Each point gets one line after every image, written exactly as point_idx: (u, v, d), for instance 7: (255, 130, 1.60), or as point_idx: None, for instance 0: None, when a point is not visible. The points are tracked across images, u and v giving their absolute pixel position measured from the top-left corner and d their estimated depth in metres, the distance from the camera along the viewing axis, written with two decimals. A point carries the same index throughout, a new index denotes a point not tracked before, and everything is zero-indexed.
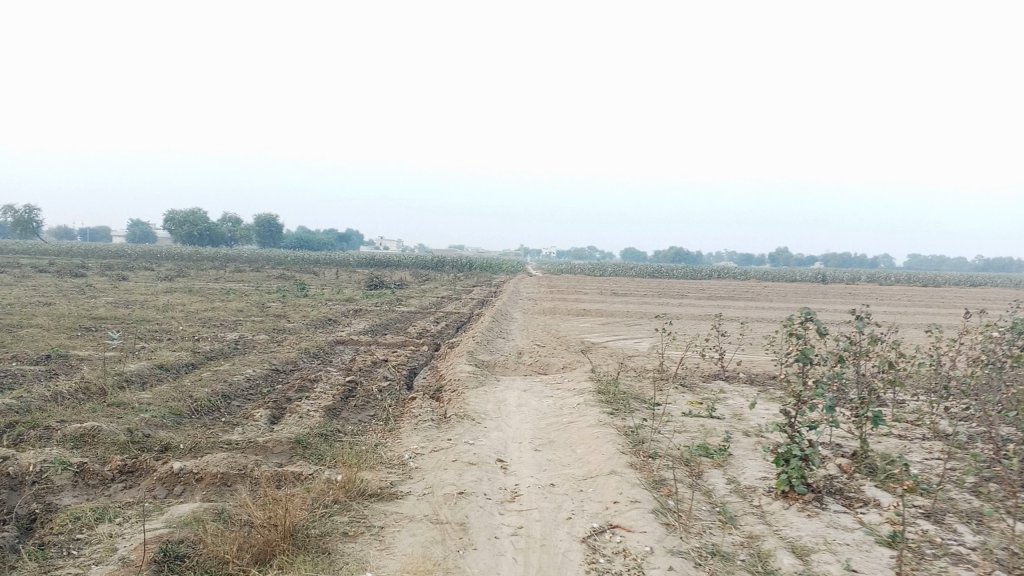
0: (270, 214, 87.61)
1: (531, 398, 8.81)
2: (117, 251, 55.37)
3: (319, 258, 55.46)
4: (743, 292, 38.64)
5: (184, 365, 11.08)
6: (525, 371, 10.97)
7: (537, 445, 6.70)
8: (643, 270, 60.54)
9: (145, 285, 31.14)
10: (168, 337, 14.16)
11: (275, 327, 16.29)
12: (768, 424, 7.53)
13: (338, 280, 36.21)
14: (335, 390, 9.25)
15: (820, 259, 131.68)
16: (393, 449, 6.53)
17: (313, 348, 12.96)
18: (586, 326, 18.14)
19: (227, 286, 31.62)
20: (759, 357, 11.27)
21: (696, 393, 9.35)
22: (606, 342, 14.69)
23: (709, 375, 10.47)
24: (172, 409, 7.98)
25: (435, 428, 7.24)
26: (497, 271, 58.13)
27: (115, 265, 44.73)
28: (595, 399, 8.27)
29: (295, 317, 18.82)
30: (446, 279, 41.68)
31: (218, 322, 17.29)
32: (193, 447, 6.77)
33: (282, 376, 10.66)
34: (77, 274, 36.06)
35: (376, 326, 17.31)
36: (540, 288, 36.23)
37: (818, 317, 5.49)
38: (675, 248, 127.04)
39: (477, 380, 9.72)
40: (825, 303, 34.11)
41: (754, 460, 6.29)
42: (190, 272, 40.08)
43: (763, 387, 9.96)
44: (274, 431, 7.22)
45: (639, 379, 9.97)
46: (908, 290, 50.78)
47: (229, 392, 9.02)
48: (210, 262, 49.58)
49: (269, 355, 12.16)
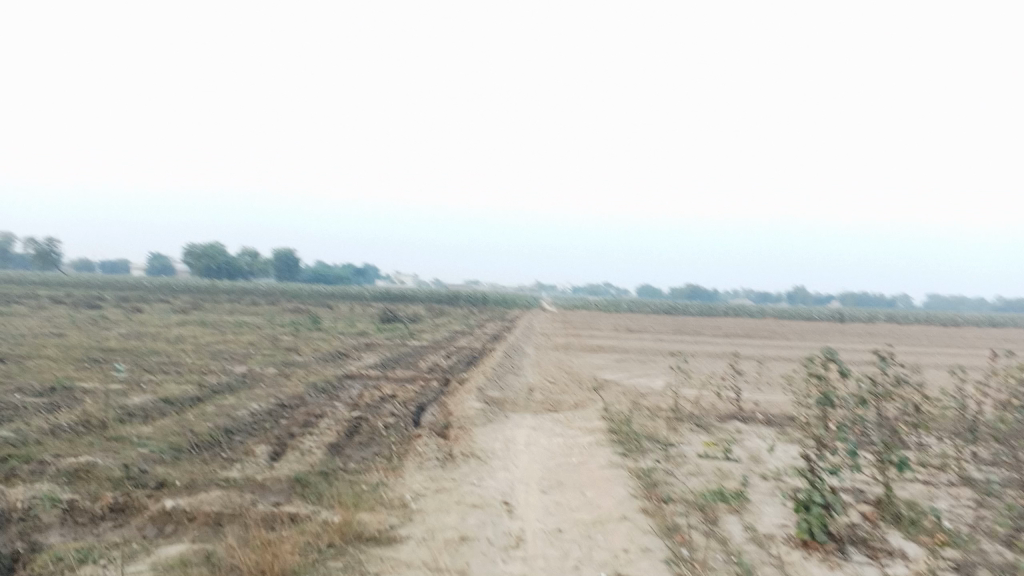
0: (287, 248, 88.10)
1: (541, 437, 8.56)
2: (134, 283, 55.69)
3: (334, 292, 55.48)
4: (760, 330, 38.20)
5: (189, 398, 10.91)
6: (535, 408, 10.72)
7: (545, 487, 6.44)
8: (659, 307, 60.12)
9: (159, 317, 31.15)
10: (176, 369, 14.02)
11: (284, 361, 16.14)
12: (787, 468, 7.24)
13: (352, 314, 36.09)
14: (340, 426, 9.03)
15: (837, 298, 130.65)
16: (396, 489, 6.29)
17: (321, 382, 12.77)
18: (600, 363, 17.85)
19: (241, 319, 31.59)
20: (777, 397, 10.96)
21: (711, 434, 9.05)
22: (620, 380, 14.40)
23: (725, 415, 10.17)
24: (171, 444, 7.78)
25: (440, 467, 7.00)
26: (511, 306, 57.93)
27: (132, 297, 44.90)
28: (607, 439, 8.00)
29: (305, 351, 18.66)
30: (459, 314, 41.54)
31: (228, 355, 17.16)
32: (189, 484, 6.56)
33: (287, 411, 10.46)
34: (92, 306, 36.17)
35: (386, 361, 17.12)
36: (554, 324, 35.99)
37: (841, 356, 5.21)
38: (690, 286, 126.54)
39: (486, 417, 9.48)
40: (843, 342, 33.60)
41: (772, 506, 6.00)
42: (205, 305, 40.14)
43: (781, 428, 9.65)
44: (274, 469, 7.00)
45: (652, 419, 9.70)
46: (928, 329, 50.06)
47: (232, 427, 8.82)
48: (225, 295, 49.73)
49: (275, 389, 11.98)
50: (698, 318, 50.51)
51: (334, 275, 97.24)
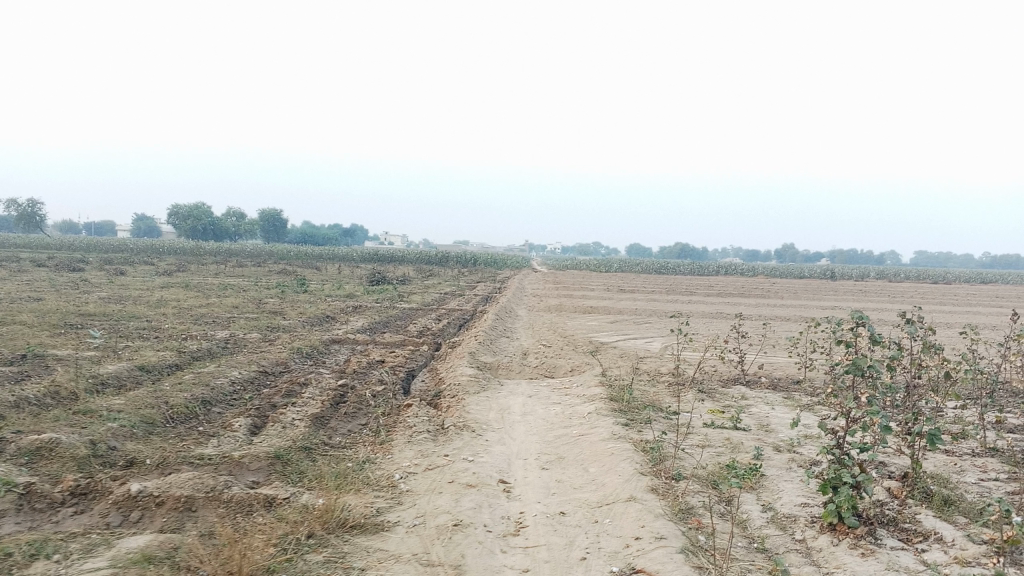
0: (274, 209, 86.99)
1: (538, 406, 8.09)
2: (118, 245, 54.80)
3: (322, 253, 54.72)
4: (753, 289, 37.90)
5: (166, 367, 10.37)
6: (531, 373, 10.26)
7: (545, 462, 5.97)
8: (649, 266, 59.78)
9: (142, 280, 30.41)
10: (155, 335, 13.47)
11: (269, 325, 15.59)
12: (800, 438, 6.81)
13: (340, 276, 35.51)
14: (325, 395, 8.54)
15: (827, 256, 130.59)
16: (384, 467, 5.80)
17: (306, 348, 12.26)
18: (595, 324, 17.40)
19: (226, 281, 30.91)
20: (782, 360, 10.55)
21: (717, 401, 8.62)
22: (617, 342, 13.98)
23: (729, 380, 9.75)
24: (143, 418, 7.26)
25: (431, 441, 6.53)
26: (502, 266, 57.35)
27: (115, 259, 44.05)
28: (608, 407, 7.54)
29: (292, 314, 18.13)
30: (449, 275, 40.94)
31: (210, 320, 16.59)
32: (160, 463, 6.05)
33: (270, 378, 9.96)
34: (74, 269, 35.40)
35: (375, 324, 16.60)
36: (545, 284, 35.52)
37: (872, 322, 4.70)
38: (680, 245, 126.22)
39: (479, 384, 9.01)
40: (835, 299, 33.39)
41: (790, 483, 5.57)
42: (190, 267, 39.33)
43: (788, 393, 9.23)
44: (253, 445, 6.52)
45: (653, 385, 9.26)
46: (920, 286, 49.95)
47: (210, 398, 8.30)
48: (210, 257, 48.98)
49: (258, 355, 11.45)
50: (690, 277, 50.19)
51: (322, 237, 96.28)
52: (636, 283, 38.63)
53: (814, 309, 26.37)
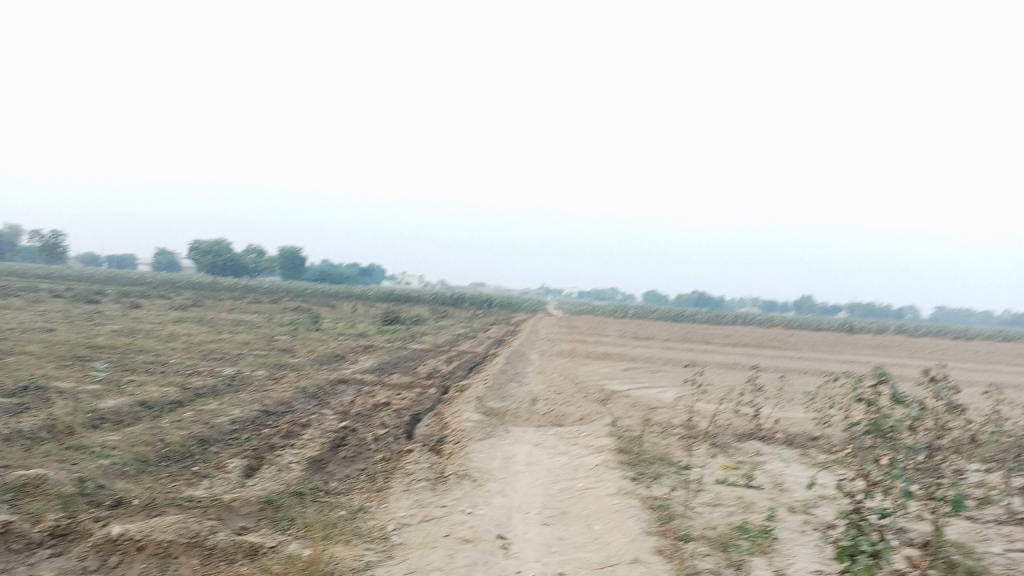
0: (293, 247, 87.55)
1: (544, 455, 7.84)
2: (137, 278, 55.17)
3: (338, 291, 54.80)
4: (769, 340, 37.47)
5: (168, 402, 10.20)
6: (539, 421, 9.99)
7: (546, 518, 5.70)
8: (665, 313, 59.45)
9: (157, 313, 30.44)
10: (161, 369, 13.33)
11: (277, 363, 15.42)
12: (816, 500, 6.51)
13: (354, 315, 35.42)
14: (326, 437, 8.32)
15: (846, 308, 129.52)
16: (377, 518, 5.55)
17: (311, 387, 12.06)
18: (608, 372, 17.11)
19: (240, 317, 30.88)
20: (798, 415, 10.24)
21: (730, 456, 8.32)
22: (629, 391, 13.69)
23: (743, 434, 9.44)
24: (136, 456, 7.06)
25: (430, 490, 6.28)
26: (517, 310, 57.16)
27: (132, 291, 44.28)
28: (616, 460, 7.27)
29: (302, 352, 18.00)
30: (464, 317, 40.74)
31: (219, 355, 16.45)
32: (147, 504, 5.83)
33: (272, 418, 9.75)
34: (91, 301, 35.55)
35: (384, 365, 16.40)
36: (559, 328, 35.25)
37: (894, 380, 4.43)
38: (696, 294, 125.75)
39: (484, 431, 8.76)
40: (854, 353, 32.88)
41: (804, 548, 5.27)
42: (206, 302, 39.42)
43: (804, 451, 8.92)
44: (246, 488, 6.30)
45: (664, 437, 8.97)
46: (940, 342, 49.26)
47: (208, 437, 8.10)
48: (227, 292, 49.11)
49: (262, 394, 11.26)
50: (706, 326, 49.77)
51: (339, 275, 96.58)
52: (652, 330, 38.29)
53: (832, 362, 25.93)
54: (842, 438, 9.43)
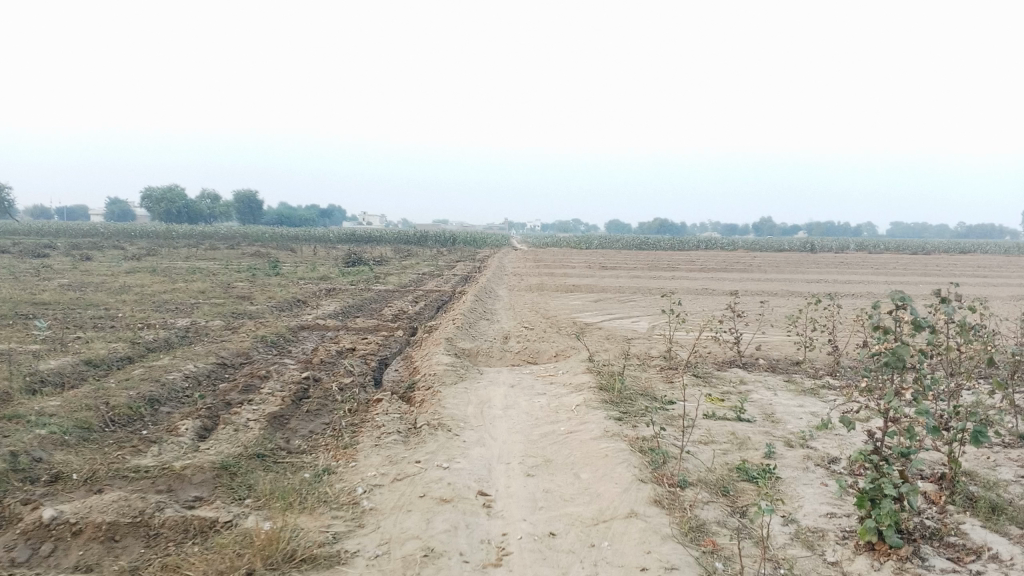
0: (249, 190, 85.37)
1: (521, 397, 7.38)
2: (89, 230, 53.35)
3: (298, 234, 53.56)
4: (736, 263, 37.39)
5: (116, 360, 9.54)
6: (513, 360, 9.52)
7: (530, 468, 5.24)
8: (629, 242, 59.23)
9: (108, 265, 29.29)
10: (110, 324, 12.58)
11: (234, 311, 14.72)
12: (813, 432, 6.13)
13: (316, 257, 34.56)
14: (287, 391, 7.77)
15: (805, 228, 130.87)
16: (345, 480, 5.05)
17: (271, 336, 11.44)
18: (579, 303, 16.70)
19: (197, 265, 29.82)
20: (779, 339, 9.91)
21: (715, 387, 7.93)
22: (603, 323, 13.29)
23: (725, 362, 9.08)
24: (78, 423, 6.45)
25: (401, 444, 5.78)
26: (481, 245, 56.53)
27: (83, 244, 42.75)
28: (598, 399, 6.82)
29: (260, 299, 17.28)
30: (429, 254, 40.03)
31: (174, 306, 15.70)
32: (88, 479, 5.25)
33: (230, 371, 9.17)
34: (40, 255, 34.11)
35: (347, 308, 15.77)
36: (526, 262, 34.74)
37: (914, 303, 3.97)
38: (658, 221, 126.17)
39: (455, 373, 8.27)
40: (820, 272, 32.96)
41: (809, 486, 4.89)
42: (161, 251, 38.09)
43: (789, 377, 8.58)
44: (199, 452, 5.75)
45: (644, 371, 8.55)
46: (900, 257, 49.78)
47: (158, 397, 7.50)
48: (183, 239, 47.72)
49: (218, 345, 10.62)
50: (672, 252, 49.64)
51: (299, 218, 94.86)
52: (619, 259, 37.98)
53: (800, 283, 25.86)
54: (827, 361, 9.12)
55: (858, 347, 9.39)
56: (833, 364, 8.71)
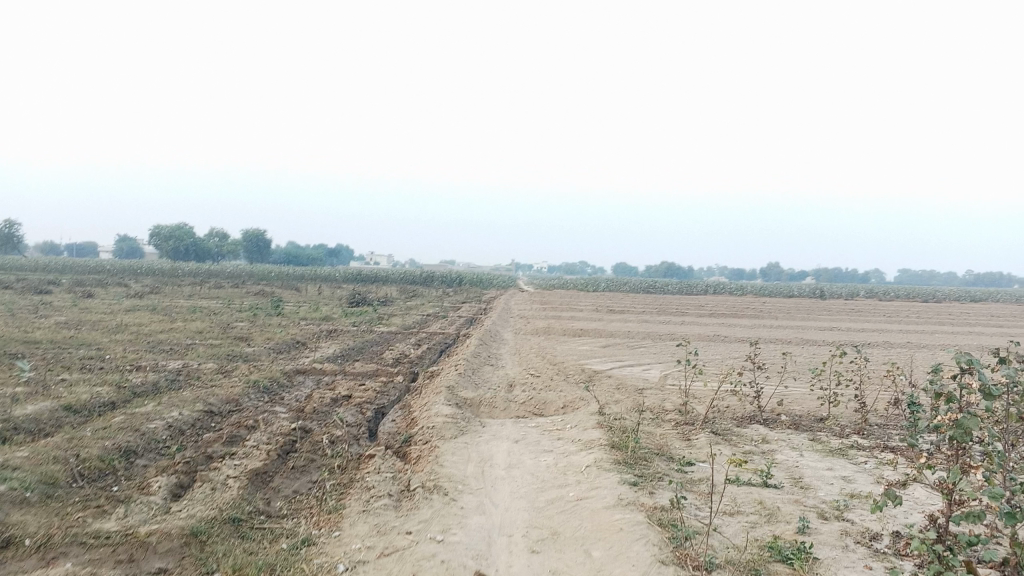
0: (258, 229, 85.47)
1: (526, 454, 6.82)
2: (96, 266, 53.08)
3: (304, 273, 53.21)
4: (745, 309, 36.78)
5: (99, 406, 9.00)
6: (518, 411, 8.96)
7: (535, 543, 4.67)
8: (637, 285, 58.62)
9: (110, 302, 28.85)
10: (99, 366, 12.05)
11: (230, 353, 14.20)
12: (849, 504, 5.55)
13: (320, 297, 34.14)
14: (274, 443, 7.23)
15: (813, 274, 130.29)
16: (326, 554, 4.49)
17: (265, 380, 10.91)
18: (587, 349, 16.16)
19: (199, 303, 29.38)
20: (801, 393, 9.36)
21: (735, 446, 7.36)
22: (612, 370, 12.73)
23: (744, 418, 8.50)
24: (42, 477, 5.89)
25: (393, 511, 5.22)
26: (488, 286, 56.16)
27: (88, 280, 42.36)
28: (610, 459, 6.25)
29: (258, 340, 16.77)
30: (434, 295, 39.58)
31: (168, 347, 15.18)
32: (41, 544, 4.69)
33: (217, 420, 8.63)
34: (41, 291, 33.69)
35: (347, 351, 15.24)
36: (533, 304, 34.24)
37: (985, 367, 3.44)
38: (666, 265, 125.89)
39: (457, 426, 7.73)
40: (833, 319, 32.37)
41: (851, 570, 4.30)
42: (165, 289, 37.65)
43: (814, 435, 8.01)
44: (170, 516, 5.20)
45: (659, 427, 7.98)
46: (911, 304, 49.14)
47: (135, 449, 6.95)
48: (187, 277, 47.36)
49: (208, 390, 10.08)
50: (681, 296, 49.09)
51: (307, 258, 94.85)
52: (627, 303, 37.44)
53: (813, 330, 25.26)
54: (853, 419, 8.55)
55: (885, 404, 8.83)
56: (861, 422, 8.14)
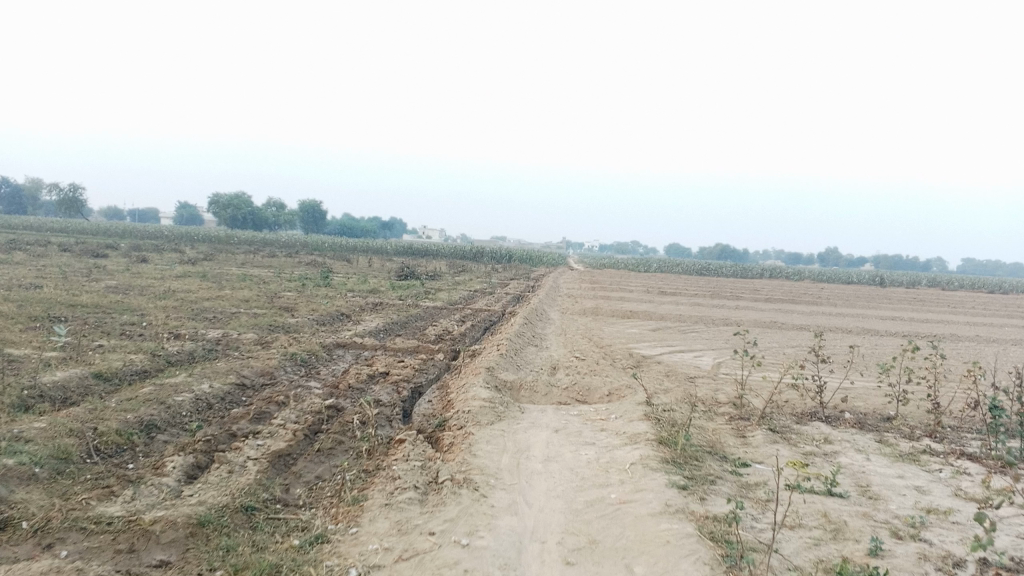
0: (312, 199, 86.13)
1: (566, 446, 6.33)
2: (154, 232, 53.94)
3: (355, 244, 53.32)
4: (802, 295, 35.59)
5: (130, 375, 8.76)
6: (560, 397, 8.47)
7: (571, 552, 4.19)
8: (690, 266, 57.51)
9: (162, 268, 29.03)
10: (137, 332, 11.88)
11: (271, 323, 13.96)
12: (926, 521, 4.95)
13: (369, 270, 34.07)
14: (301, 422, 6.87)
15: (873, 261, 126.88)
16: (340, 555, 4.08)
17: (302, 353, 10.60)
18: (637, 332, 15.58)
19: (249, 271, 29.43)
20: (866, 390, 8.70)
21: (794, 446, 6.77)
22: (662, 356, 12.15)
23: (804, 414, 7.90)
24: (54, 451, 5.59)
25: (418, 506, 4.80)
26: (538, 263, 55.65)
27: (143, 246, 42.96)
28: (658, 457, 5.73)
29: (302, 311, 16.55)
30: (483, 271, 39.19)
31: (211, 315, 15.01)
32: (40, 527, 4.37)
33: (248, 394, 8.33)
34: (98, 255, 34.22)
35: (390, 326, 14.90)
36: (582, 283, 33.69)
37: None
38: (720, 248, 123.85)
39: (494, 411, 7.29)
40: (893, 308, 31.14)
41: None
42: (217, 257, 37.95)
43: (881, 436, 7.37)
44: (180, 501, 4.85)
45: (712, 421, 7.42)
46: (975, 294, 47.19)
47: (157, 424, 6.65)
48: (241, 246, 47.75)
49: (243, 362, 9.79)
50: (735, 279, 47.97)
51: (360, 230, 95.40)
52: (678, 285, 36.59)
53: (874, 319, 24.21)
54: (924, 420, 7.88)
55: (961, 405, 8.12)
56: (934, 424, 7.47)
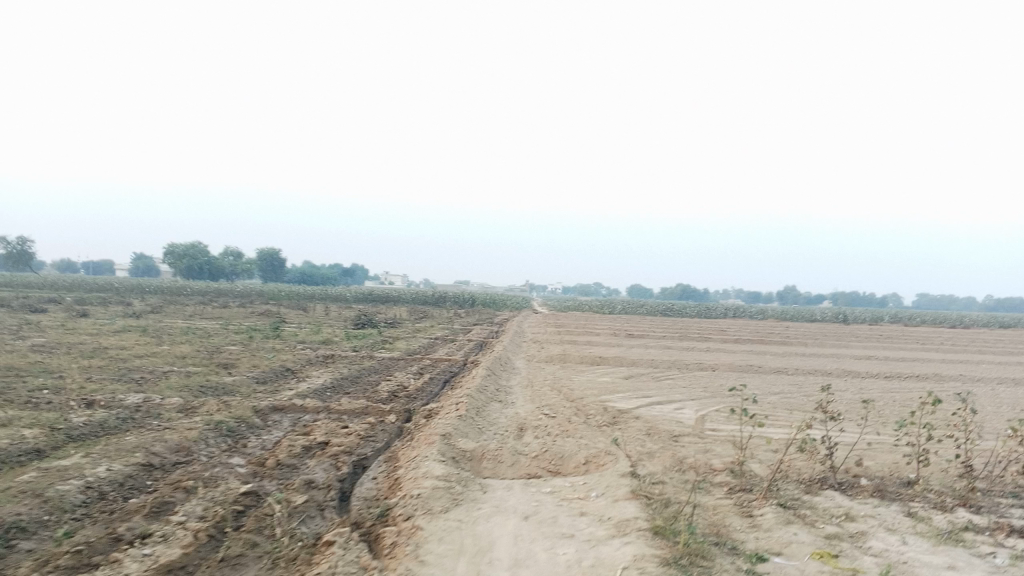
0: (270, 248, 84.24)
1: (539, 542, 5.07)
2: (102, 283, 51.68)
3: (314, 292, 51.56)
4: (770, 334, 34.76)
5: (14, 456, 7.30)
6: (528, 468, 7.22)
7: None
8: (657, 307, 56.59)
9: (101, 322, 27.20)
10: (43, 400, 10.34)
11: (204, 383, 12.47)
12: None
13: (325, 318, 32.50)
14: (208, 517, 5.52)
15: (833, 298, 127.97)
16: None
17: (230, 420, 9.21)
18: (610, 381, 14.36)
19: (196, 324, 27.67)
20: (878, 450, 7.62)
21: (814, 527, 5.60)
22: (640, 410, 10.94)
23: (815, 482, 6.74)
24: None
25: None
26: (502, 307, 54.44)
27: (89, 299, 40.77)
28: (656, 560, 4.51)
29: (243, 367, 15.08)
30: (444, 316, 37.86)
31: (139, 376, 13.46)
32: None
33: (154, 477, 6.92)
34: (36, 310, 32.15)
35: (338, 381, 13.53)
36: (545, 326, 32.58)
37: None
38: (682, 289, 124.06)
39: (449, 494, 6.01)
40: (866, 346, 30.33)
41: None
42: (166, 308, 35.98)
43: (908, 507, 6.22)
44: None
45: (711, 498, 6.22)
46: (938, 329, 47.05)
47: (22, 528, 5.23)
48: (193, 297, 45.76)
49: (159, 434, 8.37)
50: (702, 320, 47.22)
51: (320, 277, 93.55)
52: (646, 326, 35.55)
53: (850, 359, 23.33)
54: (950, 484, 6.78)
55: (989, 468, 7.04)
56: (968, 491, 6.36)
